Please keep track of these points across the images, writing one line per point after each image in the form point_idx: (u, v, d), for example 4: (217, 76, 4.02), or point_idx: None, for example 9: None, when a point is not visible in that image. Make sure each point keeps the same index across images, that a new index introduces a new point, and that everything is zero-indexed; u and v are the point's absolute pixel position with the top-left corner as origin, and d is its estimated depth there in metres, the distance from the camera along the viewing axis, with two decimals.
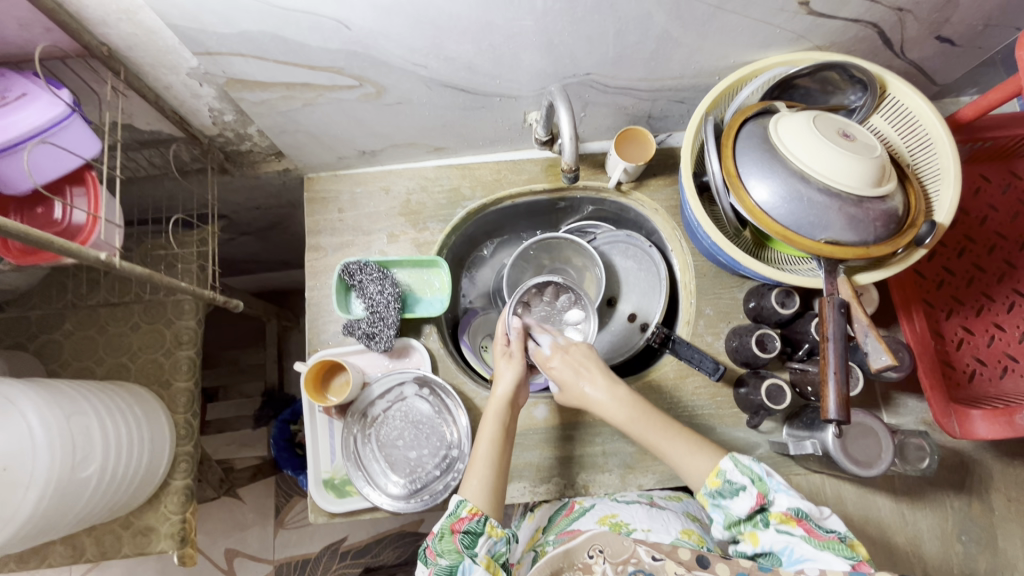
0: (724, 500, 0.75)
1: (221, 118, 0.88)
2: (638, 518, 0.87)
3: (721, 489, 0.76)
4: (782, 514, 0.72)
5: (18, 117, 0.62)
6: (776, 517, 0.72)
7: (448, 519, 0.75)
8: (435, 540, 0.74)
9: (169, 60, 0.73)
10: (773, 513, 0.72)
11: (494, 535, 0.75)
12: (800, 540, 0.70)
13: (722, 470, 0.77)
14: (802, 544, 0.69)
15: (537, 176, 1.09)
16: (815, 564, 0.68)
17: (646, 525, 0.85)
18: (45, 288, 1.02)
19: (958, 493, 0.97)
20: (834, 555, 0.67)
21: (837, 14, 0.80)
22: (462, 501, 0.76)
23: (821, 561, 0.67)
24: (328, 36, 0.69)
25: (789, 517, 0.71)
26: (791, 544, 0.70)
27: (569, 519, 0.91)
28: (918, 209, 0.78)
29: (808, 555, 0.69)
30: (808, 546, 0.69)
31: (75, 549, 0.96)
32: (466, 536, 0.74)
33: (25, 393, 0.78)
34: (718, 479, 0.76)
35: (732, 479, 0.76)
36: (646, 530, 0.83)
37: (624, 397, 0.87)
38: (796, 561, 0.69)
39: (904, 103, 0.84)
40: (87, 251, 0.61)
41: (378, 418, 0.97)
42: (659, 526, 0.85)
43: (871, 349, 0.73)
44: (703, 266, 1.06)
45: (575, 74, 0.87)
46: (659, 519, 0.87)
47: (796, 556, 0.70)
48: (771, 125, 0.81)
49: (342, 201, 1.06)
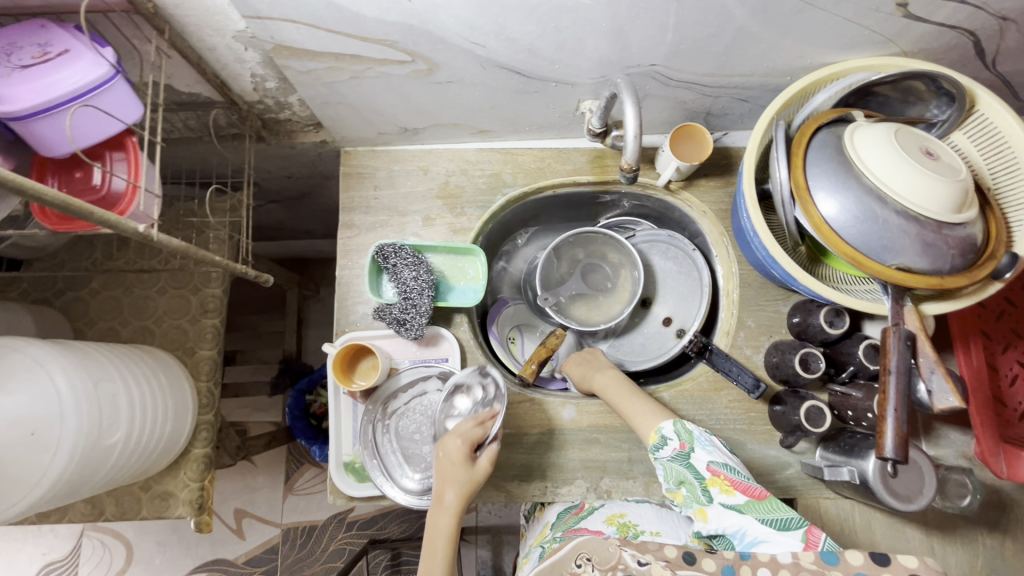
0: (659, 451, 0.81)
1: (263, 85, 0.84)
2: (646, 520, 0.91)
3: (657, 443, 0.82)
4: (717, 480, 0.75)
5: (61, 76, 0.58)
6: (715, 487, 0.75)
7: None
8: None
9: (216, 21, 0.69)
10: (710, 480, 0.75)
11: None
12: (749, 518, 0.71)
13: (659, 427, 0.83)
14: (753, 523, 0.71)
15: (582, 167, 1.04)
16: (768, 545, 0.69)
17: (653, 528, 0.89)
18: (73, 247, 1.01)
19: (992, 532, 0.94)
20: (786, 535, 0.69)
21: (932, 18, 0.73)
22: None
23: (775, 541, 0.69)
24: (386, 7, 0.64)
25: (725, 482, 0.74)
26: (743, 527, 0.71)
27: (577, 517, 0.93)
28: (999, 239, 0.73)
29: (761, 535, 0.70)
30: (759, 525, 0.70)
31: (95, 507, 0.97)
32: None
33: (53, 356, 0.76)
34: (655, 434, 0.83)
35: (665, 434, 0.82)
36: (653, 533, 0.88)
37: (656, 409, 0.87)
38: (748, 541, 0.71)
39: (994, 122, 0.77)
40: (127, 222, 0.58)
41: (399, 411, 0.95)
42: (667, 530, 0.90)
43: (935, 387, 0.68)
44: (749, 276, 1.02)
45: (639, 65, 0.81)
46: (668, 521, 0.92)
47: (748, 538, 0.71)
48: (847, 136, 0.75)
49: (378, 178, 1.02)
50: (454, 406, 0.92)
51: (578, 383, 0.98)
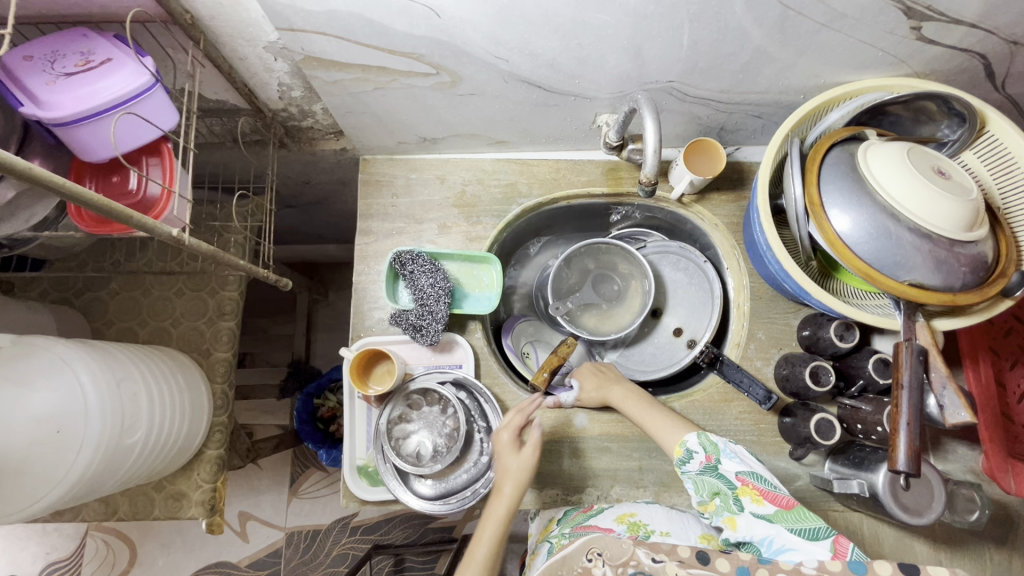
0: (686, 465, 0.82)
1: (289, 93, 0.86)
2: (657, 520, 0.87)
3: (682, 457, 0.82)
4: (749, 490, 0.75)
5: (103, 84, 0.60)
6: (746, 496, 0.75)
7: None
8: None
9: (249, 32, 0.71)
10: (742, 490, 0.75)
11: None
12: (779, 529, 0.71)
13: (684, 440, 0.83)
14: (784, 533, 0.70)
15: (596, 179, 1.06)
16: (798, 553, 0.68)
17: (664, 528, 0.85)
18: (95, 249, 1.02)
19: (999, 547, 0.94)
20: (817, 544, 0.68)
21: (944, 41, 0.75)
22: None
23: (803, 549, 0.69)
24: (416, 22, 0.66)
25: (756, 492, 0.74)
26: (772, 535, 0.71)
27: (585, 515, 0.91)
28: (1009, 258, 0.74)
29: (791, 544, 0.70)
30: (791, 535, 0.70)
31: (109, 506, 0.98)
32: None
33: (79, 356, 0.77)
34: (680, 448, 0.83)
35: (690, 447, 0.82)
36: (664, 534, 0.84)
37: (670, 417, 0.89)
38: (776, 549, 0.70)
39: (1004, 142, 0.78)
40: (161, 226, 0.60)
41: (396, 418, 0.92)
42: (677, 530, 0.86)
43: (946, 403, 0.70)
44: (759, 288, 1.03)
45: (657, 81, 0.83)
46: (678, 522, 0.88)
47: (776, 546, 0.70)
48: (860, 154, 0.77)
49: (396, 185, 1.04)
50: (404, 435, 0.91)
51: (589, 394, 0.98)
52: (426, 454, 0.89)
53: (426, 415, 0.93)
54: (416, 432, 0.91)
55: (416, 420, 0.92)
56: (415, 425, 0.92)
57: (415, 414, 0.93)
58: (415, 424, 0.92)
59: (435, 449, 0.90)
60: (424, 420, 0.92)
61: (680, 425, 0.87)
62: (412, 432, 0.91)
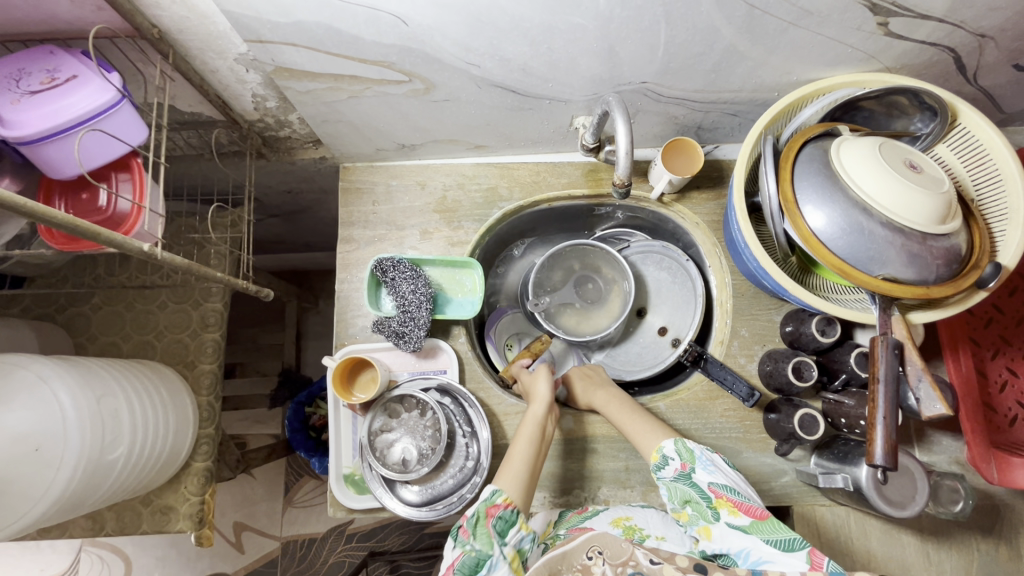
0: (661, 471, 0.82)
1: (263, 104, 0.86)
2: (652, 524, 0.87)
3: (659, 462, 0.83)
4: (725, 502, 0.75)
5: (68, 101, 0.60)
6: (723, 508, 0.75)
7: (483, 504, 0.75)
8: (468, 522, 0.74)
9: (218, 45, 0.71)
10: (718, 502, 0.75)
11: (524, 529, 0.76)
12: (755, 540, 0.71)
13: (662, 446, 0.84)
14: (760, 544, 0.70)
15: (577, 181, 1.07)
16: (775, 565, 0.68)
17: (659, 533, 0.85)
18: (75, 264, 1.02)
19: (986, 536, 0.95)
20: (793, 555, 0.68)
21: (913, 36, 0.75)
22: (496, 490, 0.77)
23: (780, 561, 0.68)
24: (384, 30, 0.66)
25: (731, 503, 0.74)
26: (748, 547, 0.71)
27: (581, 516, 0.90)
28: (983, 249, 0.75)
29: (767, 555, 0.69)
30: (766, 546, 0.70)
31: (96, 522, 0.97)
32: (499, 521, 0.75)
33: (58, 373, 0.77)
34: (656, 454, 0.84)
35: (666, 453, 0.83)
36: (659, 538, 0.84)
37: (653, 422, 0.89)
38: (754, 561, 0.69)
39: (975, 135, 0.79)
40: (131, 242, 0.59)
41: (377, 429, 0.91)
42: (673, 535, 0.85)
43: (923, 395, 0.71)
44: (741, 286, 1.03)
45: (630, 82, 0.83)
46: (674, 527, 0.87)
47: (754, 558, 0.70)
48: (833, 150, 0.77)
49: (376, 193, 1.04)
50: (387, 445, 0.90)
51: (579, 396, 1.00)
52: (413, 460, 0.88)
53: (406, 422, 0.91)
54: (399, 439, 0.90)
55: (396, 429, 0.91)
56: (395, 433, 0.91)
57: (395, 422, 0.92)
58: (395, 432, 0.91)
59: (421, 453, 0.89)
60: (405, 426, 0.91)
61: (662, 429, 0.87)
62: (394, 441, 0.90)
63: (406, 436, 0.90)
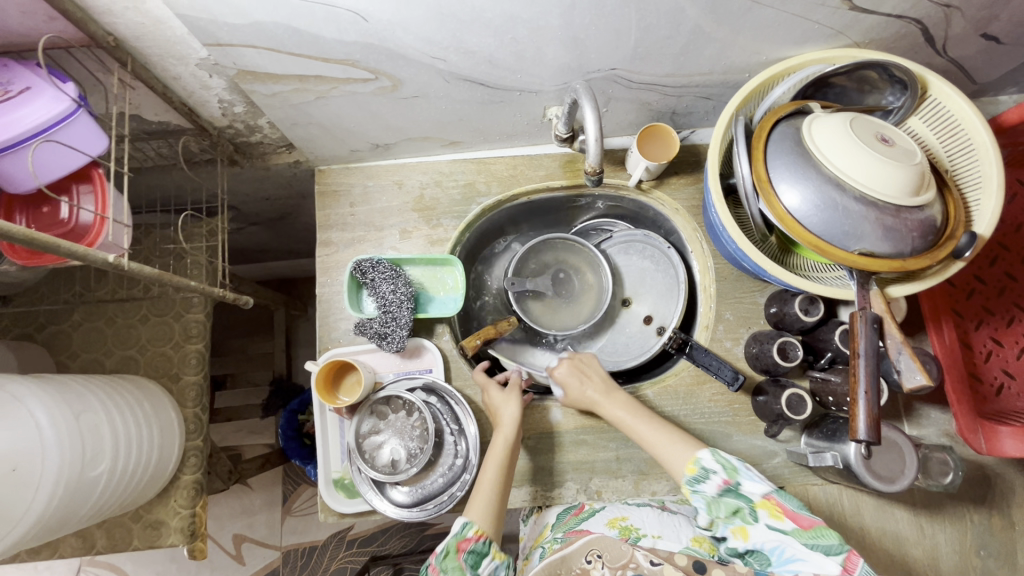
0: (700, 484, 0.77)
1: (231, 110, 0.85)
2: (648, 523, 0.89)
3: (697, 475, 0.78)
4: (767, 505, 0.73)
5: (24, 112, 0.59)
6: (763, 510, 0.73)
7: (453, 539, 0.76)
8: (438, 558, 0.75)
9: (178, 50, 0.70)
10: (760, 504, 0.73)
11: (496, 558, 0.77)
12: (791, 538, 0.71)
13: (699, 457, 0.79)
14: (794, 543, 0.70)
15: (554, 172, 1.06)
16: (807, 564, 0.69)
17: (655, 531, 0.87)
18: (53, 281, 1.01)
19: (978, 507, 0.95)
20: (826, 557, 0.68)
21: (879, 10, 0.75)
22: (468, 522, 0.77)
23: (812, 561, 0.69)
24: (344, 28, 0.66)
25: (775, 507, 0.73)
26: (784, 544, 0.71)
27: (577, 519, 0.92)
28: (957, 219, 0.75)
29: (800, 554, 0.70)
30: (802, 546, 0.70)
31: (86, 541, 0.96)
32: (470, 555, 0.75)
33: (34, 392, 0.76)
34: (695, 466, 0.79)
35: (706, 466, 0.78)
36: (656, 537, 0.86)
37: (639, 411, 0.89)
38: (786, 559, 0.70)
39: (947, 106, 0.79)
40: (95, 253, 0.58)
41: (365, 432, 0.90)
42: (669, 533, 0.87)
43: (903, 367, 0.70)
44: (724, 269, 1.03)
45: (600, 70, 0.83)
46: (670, 525, 0.89)
47: (786, 556, 0.71)
48: (805, 127, 0.77)
49: (354, 194, 1.03)
50: (375, 447, 0.89)
51: (574, 394, 0.95)
52: (401, 461, 0.88)
53: (395, 423, 0.91)
54: (388, 441, 0.89)
55: (385, 430, 0.90)
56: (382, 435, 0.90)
57: (383, 424, 0.91)
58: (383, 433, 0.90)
59: (410, 454, 0.88)
60: (393, 427, 0.90)
61: (653, 423, 0.87)
62: (382, 442, 0.89)
63: (394, 437, 0.89)
